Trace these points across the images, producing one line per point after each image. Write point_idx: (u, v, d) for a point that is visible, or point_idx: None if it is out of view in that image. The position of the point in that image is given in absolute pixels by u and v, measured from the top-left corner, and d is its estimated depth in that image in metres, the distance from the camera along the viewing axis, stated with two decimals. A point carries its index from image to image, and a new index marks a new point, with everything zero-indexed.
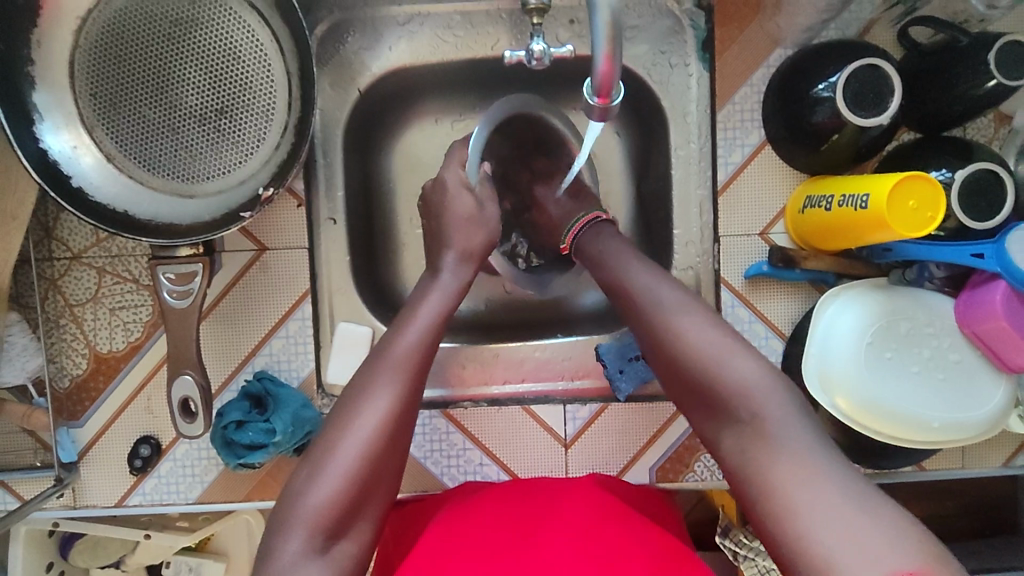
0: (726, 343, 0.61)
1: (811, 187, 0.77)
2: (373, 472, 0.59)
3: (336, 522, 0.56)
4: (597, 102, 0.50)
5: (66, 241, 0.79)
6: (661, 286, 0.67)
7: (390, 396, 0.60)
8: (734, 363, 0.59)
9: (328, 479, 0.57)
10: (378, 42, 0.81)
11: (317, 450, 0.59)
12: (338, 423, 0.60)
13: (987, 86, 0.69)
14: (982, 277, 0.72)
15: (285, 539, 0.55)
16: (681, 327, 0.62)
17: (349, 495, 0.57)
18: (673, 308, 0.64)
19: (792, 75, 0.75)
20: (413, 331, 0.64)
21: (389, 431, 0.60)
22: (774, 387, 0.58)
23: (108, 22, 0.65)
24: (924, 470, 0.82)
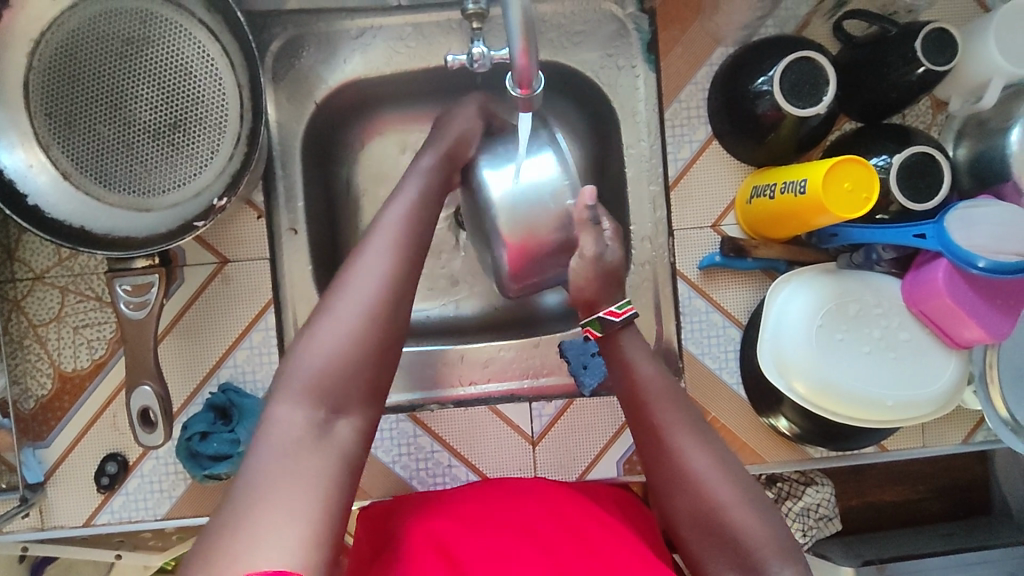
0: (715, 457, 0.62)
1: (756, 177, 0.79)
2: (372, 338, 0.56)
3: (338, 397, 0.54)
4: (520, 93, 0.57)
5: (28, 261, 0.80)
6: (687, 419, 0.64)
7: (385, 270, 0.58)
8: (751, 518, 0.58)
9: (326, 350, 0.54)
10: (333, 56, 0.82)
11: (315, 316, 0.56)
12: (333, 297, 0.57)
13: (916, 73, 0.72)
14: (925, 258, 0.74)
15: (286, 411, 0.52)
16: (701, 473, 0.60)
17: (345, 366, 0.54)
18: (694, 448, 0.62)
19: (733, 71, 0.78)
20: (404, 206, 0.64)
21: (390, 290, 0.57)
22: (750, 502, 0.59)
23: (60, 43, 0.66)
24: (887, 451, 0.83)
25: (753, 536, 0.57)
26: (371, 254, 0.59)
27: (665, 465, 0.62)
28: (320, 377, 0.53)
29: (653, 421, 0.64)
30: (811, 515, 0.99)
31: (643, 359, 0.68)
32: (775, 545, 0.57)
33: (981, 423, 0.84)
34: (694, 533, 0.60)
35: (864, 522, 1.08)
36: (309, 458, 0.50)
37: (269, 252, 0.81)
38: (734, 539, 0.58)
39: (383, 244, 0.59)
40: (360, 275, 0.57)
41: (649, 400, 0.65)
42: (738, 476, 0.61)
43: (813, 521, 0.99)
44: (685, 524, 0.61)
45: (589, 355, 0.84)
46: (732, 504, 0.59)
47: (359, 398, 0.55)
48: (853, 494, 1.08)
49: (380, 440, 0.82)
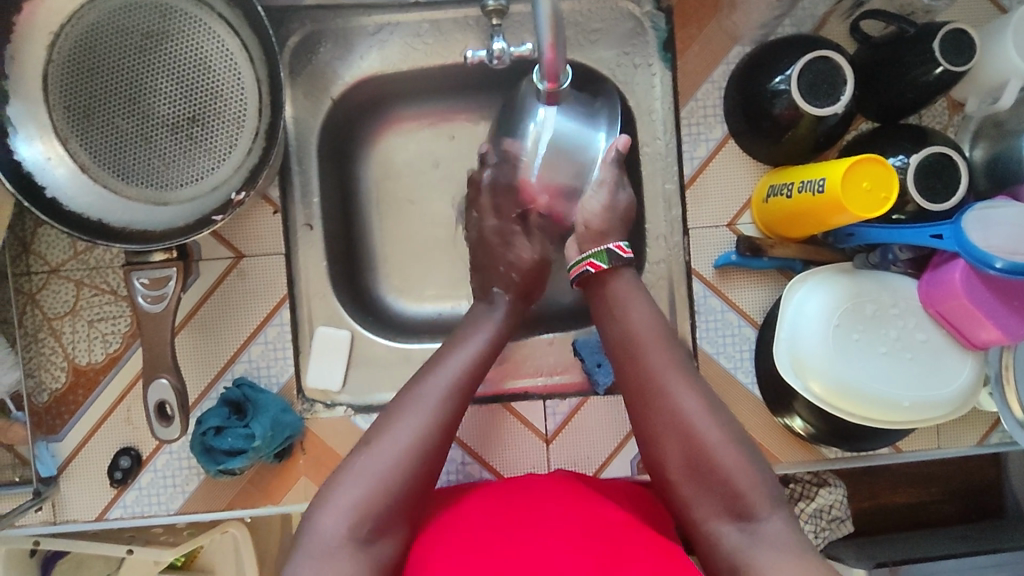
0: (701, 396, 0.63)
1: (773, 176, 0.79)
2: (422, 465, 0.62)
3: (380, 518, 0.60)
4: (547, 86, 0.58)
5: (44, 255, 0.80)
6: (677, 364, 0.65)
7: (436, 407, 0.64)
8: (735, 453, 0.60)
9: (378, 469, 0.61)
10: (350, 52, 0.83)
11: (369, 437, 0.64)
12: (388, 417, 0.64)
13: (935, 72, 0.72)
14: (942, 258, 0.73)
15: (325, 520, 0.59)
16: (691, 416, 0.62)
17: (386, 499, 0.60)
18: (681, 387, 0.63)
19: (750, 70, 0.78)
20: (464, 348, 0.70)
21: (439, 426, 0.64)
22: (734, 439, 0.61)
23: (80, 36, 0.66)
24: (901, 452, 0.83)
25: (736, 472, 0.59)
26: (427, 391, 0.66)
27: (654, 409, 0.63)
28: (367, 496, 0.60)
29: (642, 366, 0.65)
30: (823, 516, 0.98)
31: (635, 306, 0.69)
32: (757, 485, 0.59)
33: (997, 425, 0.83)
34: (679, 466, 0.62)
35: (876, 524, 1.08)
36: (348, 565, 0.57)
37: (285, 247, 0.81)
38: (722, 482, 0.59)
39: (442, 380, 0.67)
40: (417, 408, 0.64)
41: (638, 345, 0.66)
42: (727, 421, 0.62)
43: (825, 522, 0.98)
44: (672, 463, 0.62)
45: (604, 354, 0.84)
46: (718, 441, 0.60)
47: (397, 518, 0.61)
48: (864, 497, 1.08)
49: None
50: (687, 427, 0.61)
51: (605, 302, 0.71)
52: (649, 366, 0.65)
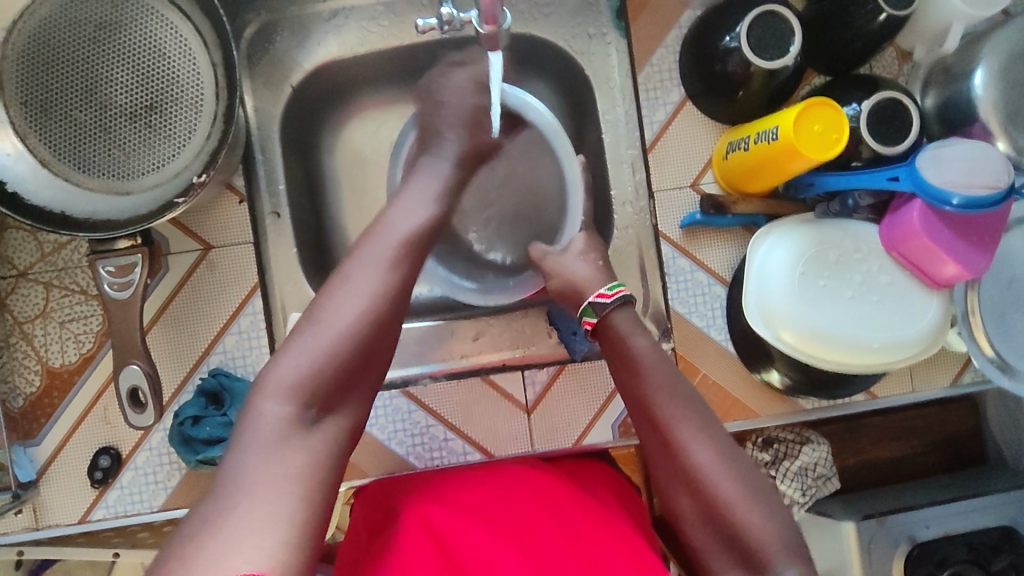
0: (720, 454, 0.61)
1: (731, 133, 0.80)
2: (370, 333, 0.59)
3: (325, 395, 0.56)
4: (488, 30, 0.59)
5: (12, 259, 0.80)
6: (688, 409, 0.63)
7: (374, 288, 0.60)
8: (752, 508, 0.58)
9: (314, 349, 0.57)
10: (307, 39, 0.83)
11: (310, 315, 0.59)
12: (331, 297, 0.60)
13: (879, 20, 0.74)
14: (901, 200, 0.74)
15: (270, 404, 0.54)
16: (702, 466, 0.60)
17: (339, 358, 0.57)
18: (695, 441, 0.61)
19: (701, 31, 0.80)
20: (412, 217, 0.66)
21: (389, 291, 0.61)
22: (755, 493, 0.59)
23: (34, 32, 0.66)
24: (876, 398, 0.84)
25: (757, 532, 0.57)
26: (367, 265, 0.61)
27: (668, 458, 0.62)
28: (307, 371, 0.56)
29: (654, 412, 0.63)
30: (809, 474, 0.99)
31: (644, 345, 0.67)
32: (779, 541, 0.57)
33: (968, 365, 0.85)
34: (698, 523, 0.61)
35: (862, 481, 1.08)
36: (291, 455, 0.53)
37: (253, 237, 0.81)
38: (736, 534, 0.58)
39: (387, 251, 0.62)
40: (356, 291, 0.59)
41: (650, 390, 0.64)
42: (745, 473, 0.60)
43: (811, 480, 0.99)
44: (690, 521, 0.61)
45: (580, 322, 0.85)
46: (736, 500, 0.58)
47: (345, 387, 0.58)
48: (850, 454, 1.09)
49: (374, 419, 0.82)
50: (697, 476, 0.60)
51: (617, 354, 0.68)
52: (661, 424, 0.63)
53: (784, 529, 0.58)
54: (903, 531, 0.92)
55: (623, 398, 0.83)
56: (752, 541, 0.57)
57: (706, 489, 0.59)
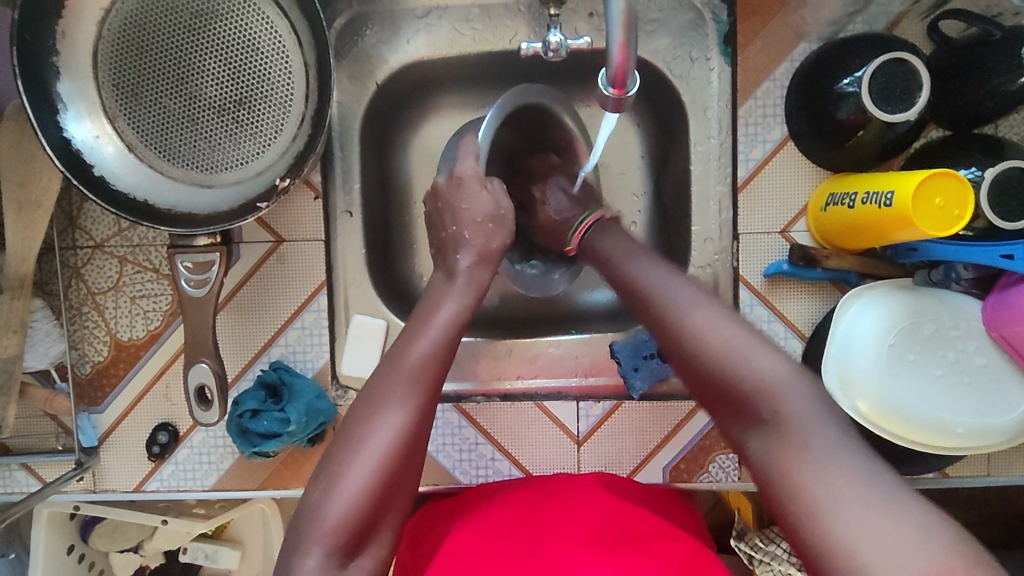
0: (728, 322, 0.57)
1: (834, 184, 0.75)
2: (393, 477, 0.57)
3: (350, 542, 0.55)
4: (612, 93, 0.54)
5: (89, 230, 0.81)
6: (686, 288, 0.61)
7: (401, 415, 0.58)
8: (759, 356, 0.55)
9: (345, 497, 0.55)
10: (396, 36, 0.81)
11: (329, 462, 0.58)
12: (354, 432, 0.58)
13: (1019, 82, 0.67)
14: (1010, 279, 0.69)
15: (301, 558, 0.54)
16: (702, 328, 0.57)
17: (367, 506, 0.56)
18: (692, 309, 0.59)
19: (815, 70, 0.74)
20: (428, 342, 0.62)
21: (411, 432, 0.58)
22: (760, 347, 0.56)
23: (131, 14, 0.65)
24: (947, 477, 0.79)
25: (766, 374, 0.54)
26: (393, 397, 0.59)
27: (666, 337, 0.59)
28: (338, 521, 0.55)
29: (651, 299, 0.61)
30: None
31: (638, 261, 0.66)
32: (787, 378, 0.54)
33: None
34: (712, 401, 0.57)
35: None
36: None
37: (324, 234, 0.81)
38: (750, 397, 0.54)
39: (403, 382, 0.60)
40: (385, 423, 0.58)
41: (648, 288, 0.62)
42: (748, 331, 0.57)
43: None
44: (713, 403, 0.57)
45: (642, 358, 0.81)
46: (735, 349, 0.55)
47: (370, 531, 0.57)
48: None
49: None
50: (699, 340, 0.57)
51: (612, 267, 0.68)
52: (663, 307, 0.60)
53: (798, 376, 0.55)
54: None
55: (678, 442, 0.80)
56: (764, 392, 0.53)
57: (709, 353, 0.56)
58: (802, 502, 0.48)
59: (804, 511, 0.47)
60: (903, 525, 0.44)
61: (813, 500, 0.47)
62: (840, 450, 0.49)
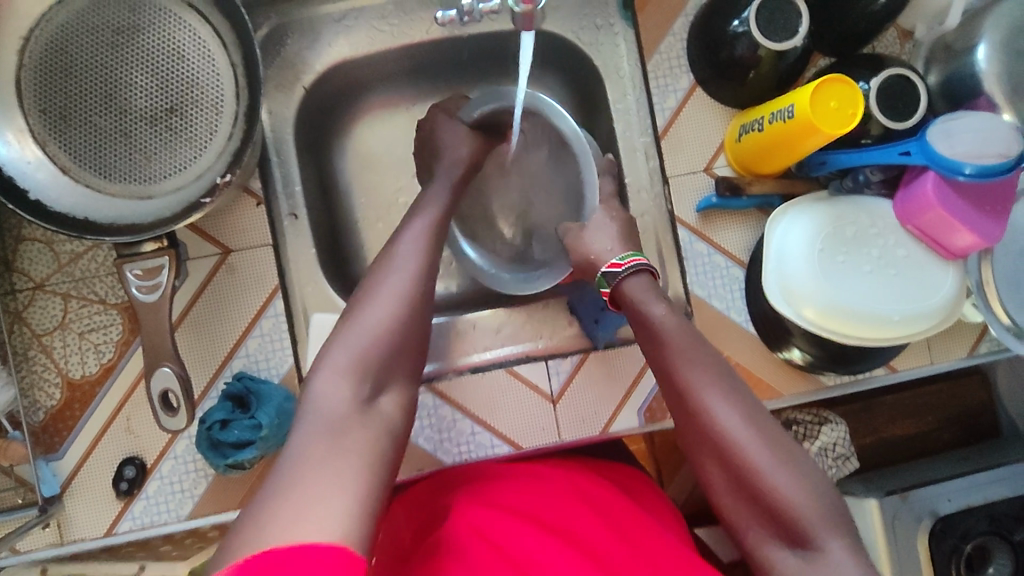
0: (751, 422, 0.59)
1: (742, 116, 0.81)
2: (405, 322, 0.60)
3: (375, 375, 0.56)
4: (523, 9, 0.55)
5: (27, 271, 0.79)
6: (714, 375, 0.62)
7: (408, 275, 0.63)
8: (791, 479, 0.57)
9: (365, 340, 0.57)
10: (318, 40, 0.84)
11: (345, 320, 0.60)
12: (369, 292, 0.62)
13: (880, 2, 0.77)
14: (912, 174, 0.76)
15: (332, 387, 0.54)
16: (733, 433, 0.59)
17: (388, 346, 0.58)
18: (723, 407, 0.60)
19: (708, 17, 0.80)
20: (413, 235, 0.68)
21: (419, 291, 0.62)
22: (781, 452, 0.58)
23: (51, 38, 0.66)
24: (895, 371, 0.85)
25: (795, 499, 0.56)
26: (402, 257, 0.64)
27: (694, 422, 0.62)
28: (365, 354, 0.56)
29: (678, 381, 0.63)
30: (829, 454, 1.03)
31: (657, 312, 0.68)
32: (817, 512, 0.55)
33: (984, 334, 0.86)
34: (734, 497, 0.59)
35: (879, 458, 1.09)
36: (358, 432, 0.51)
37: (272, 239, 0.81)
38: (775, 507, 0.56)
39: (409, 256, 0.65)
40: (392, 284, 0.62)
41: (671, 355, 0.64)
42: (775, 437, 0.59)
43: (831, 460, 1.02)
44: (728, 496, 0.60)
45: (601, 310, 0.85)
46: (769, 470, 0.57)
47: (390, 377, 0.58)
48: (866, 433, 1.10)
49: None
50: (728, 441, 0.59)
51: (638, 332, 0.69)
52: (686, 389, 0.62)
53: (820, 498, 0.56)
54: (925, 505, 0.93)
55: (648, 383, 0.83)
56: (791, 514, 0.56)
57: (740, 459, 0.58)
58: None
59: None
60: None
61: None
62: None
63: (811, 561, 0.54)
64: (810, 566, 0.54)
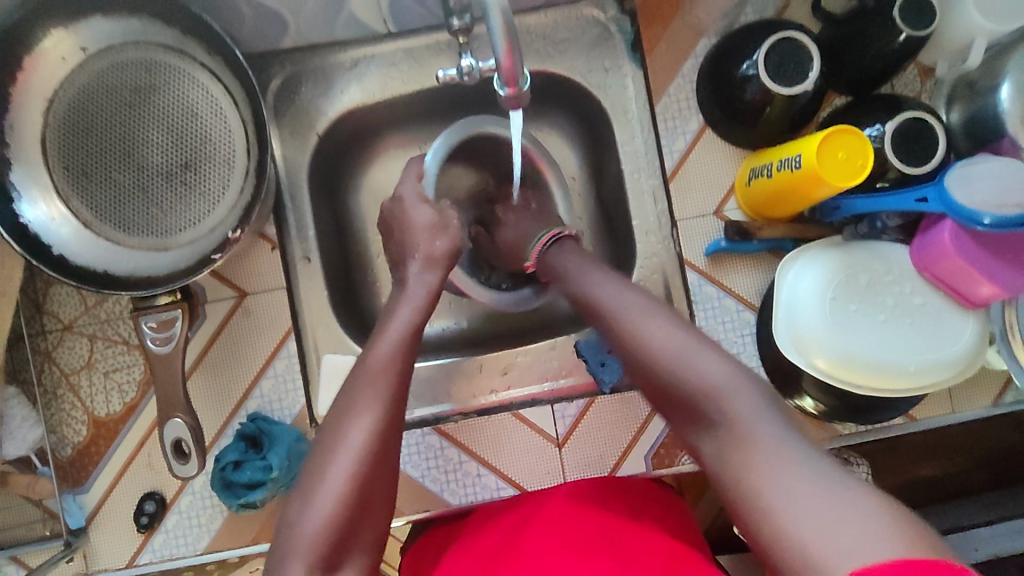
0: (660, 317, 0.60)
1: (753, 159, 0.80)
2: (374, 468, 0.58)
3: (329, 554, 0.55)
4: (508, 93, 0.54)
5: (56, 313, 0.83)
6: (629, 291, 0.65)
7: (373, 414, 0.60)
8: (702, 359, 0.55)
9: (325, 500, 0.56)
10: (331, 88, 0.85)
11: (304, 476, 0.58)
12: (328, 442, 0.59)
13: (899, 40, 0.74)
14: (929, 221, 0.74)
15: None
16: (646, 329, 0.59)
17: (345, 513, 0.56)
18: (630, 309, 0.62)
19: (718, 60, 0.80)
20: (386, 344, 0.65)
21: (384, 429, 0.60)
22: (688, 340, 0.57)
23: (74, 99, 0.69)
24: (915, 420, 0.83)
25: (704, 370, 0.54)
26: (364, 388, 0.61)
27: (609, 333, 0.63)
28: (321, 529, 0.55)
29: (593, 300, 0.66)
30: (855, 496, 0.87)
31: (576, 258, 0.74)
32: (721, 374, 0.53)
33: (1010, 383, 0.83)
34: (653, 396, 0.58)
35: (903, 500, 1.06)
36: None
37: (285, 282, 0.84)
38: (684, 383, 0.55)
39: (373, 384, 0.61)
40: (355, 427, 0.59)
41: (588, 285, 0.68)
42: (679, 326, 0.59)
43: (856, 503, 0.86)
44: (652, 399, 0.59)
45: (606, 352, 0.84)
46: (677, 350, 0.56)
47: (349, 544, 0.56)
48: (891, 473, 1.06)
49: (406, 457, 0.83)
50: (634, 337, 0.60)
51: (558, 274, 0.74)
52: (601, 305, 0.65)
53: (733, 366, 0.54)
54: None
55: (656, 427, 0.83)
56: (700, 385, 0.53)
57: (648, 352, 0.58)
58: (756, 513, 0.45)
59: (763, 521, 0.44)
60: (829, 486, 0.43)
61: (759, 492, 0.45)
62: (776, 434, 0.48)
63: (728, 425, 0.51)
64: (726, 429, 0.51)
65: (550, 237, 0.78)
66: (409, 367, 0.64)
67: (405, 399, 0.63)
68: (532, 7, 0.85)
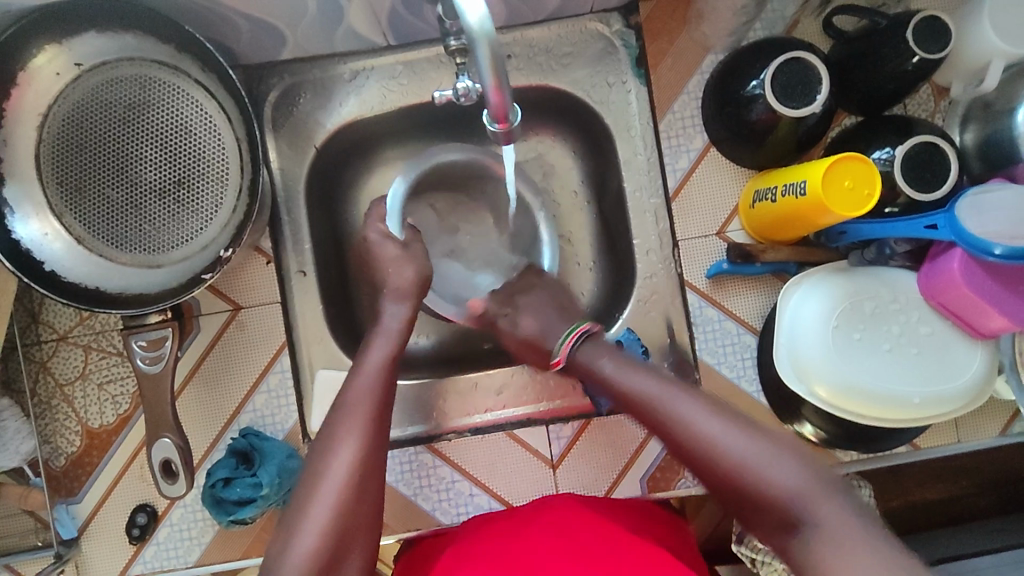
0: (728, 420, 0.59)
1: (757, 180, 0.78)
2: (358, 495, 0.59)
3: None
4: (498, 128, 0.55)
5: (52, 323, 0.83)
6: (681, 388, 0.64)
7: (356, 442, 0.60)
8: (779, 461, 0.56)
9: (314, 526, 0.56)
10: (329, 100, 0.84)
11: (292, 506, 0.58)
12: (312, 470, 0.59)
13: (911, 63, 0.71)
14: (939, 248, 0.71)
15: None
16: (707, 430, 0.59)
17: (333, 540, 0.56)
18: (691, 410, 0.61)
19: (724, 78, 0.78)
20: (367, 375, 0.66)
21: (370, 457, 0.61)
22: (763, 441, 0.57)
23: (67, 114, 0.68)
24: (920, 449, 0.80)
25: (786, 474, 0.55)
26: (348, 418, 0.62)
27: (668, 435, 0.62)
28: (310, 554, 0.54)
29: (650, 403, 0.64)
30: None
31: (613, 362, 0.70)
32: (805, 480, 0.54)
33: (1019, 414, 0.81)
34: (729, 498, 0.58)
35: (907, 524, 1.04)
36: None
37: (280, 296, 0.83)
38: (766, 487, 0.55)
39: (356, 415, 0.62)
40: (340, 455, 0.60)
41: (644, 411, 0.65)
42: (746, 422, 0.59)
43: None
44: (723, 494, 0.58)
45: None
46: (752, 454, 0.57)
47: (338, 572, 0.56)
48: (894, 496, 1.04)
49: (399, 474, 0.82)
50: (703, 441, 0.59)
51: (599, 376, 0.70)
52: (659, 411, 0.63)
53: (814, 471, 0.55)
54: None
55: (652, 451, 0.81)
56: (788, 492, 0.54)
57: (722, 454, 0.58)
58: None
59: None
60: None
61: None
62: (865, 539, 0.50)
63: (818, 536, 0.52)
64: (818, 537, 0.52)
65: (577, 334, 0.74)
66: (390, 397, 0.66)
67: (387, 427, 0.64)
68: (534, 21, 0.83)
